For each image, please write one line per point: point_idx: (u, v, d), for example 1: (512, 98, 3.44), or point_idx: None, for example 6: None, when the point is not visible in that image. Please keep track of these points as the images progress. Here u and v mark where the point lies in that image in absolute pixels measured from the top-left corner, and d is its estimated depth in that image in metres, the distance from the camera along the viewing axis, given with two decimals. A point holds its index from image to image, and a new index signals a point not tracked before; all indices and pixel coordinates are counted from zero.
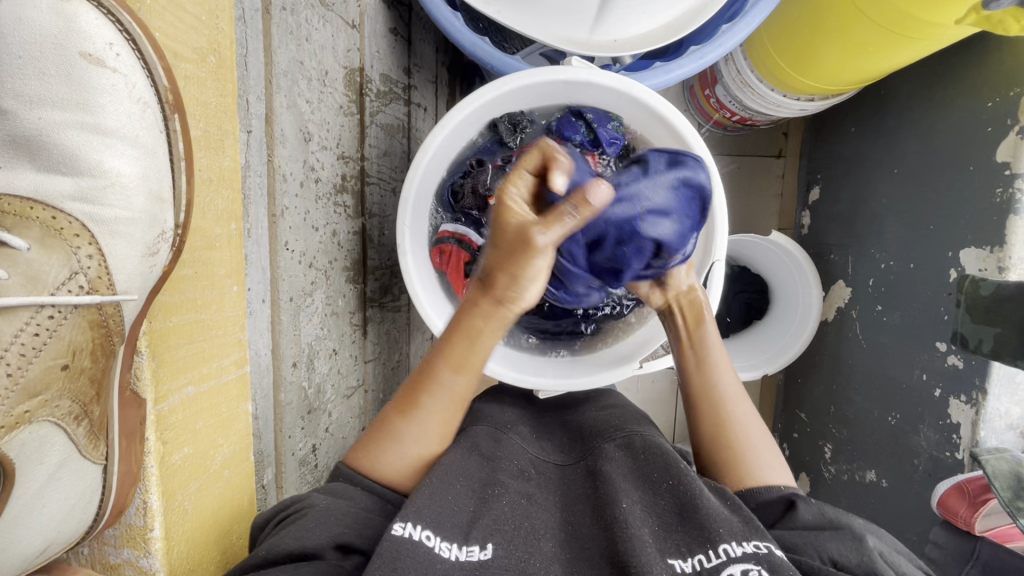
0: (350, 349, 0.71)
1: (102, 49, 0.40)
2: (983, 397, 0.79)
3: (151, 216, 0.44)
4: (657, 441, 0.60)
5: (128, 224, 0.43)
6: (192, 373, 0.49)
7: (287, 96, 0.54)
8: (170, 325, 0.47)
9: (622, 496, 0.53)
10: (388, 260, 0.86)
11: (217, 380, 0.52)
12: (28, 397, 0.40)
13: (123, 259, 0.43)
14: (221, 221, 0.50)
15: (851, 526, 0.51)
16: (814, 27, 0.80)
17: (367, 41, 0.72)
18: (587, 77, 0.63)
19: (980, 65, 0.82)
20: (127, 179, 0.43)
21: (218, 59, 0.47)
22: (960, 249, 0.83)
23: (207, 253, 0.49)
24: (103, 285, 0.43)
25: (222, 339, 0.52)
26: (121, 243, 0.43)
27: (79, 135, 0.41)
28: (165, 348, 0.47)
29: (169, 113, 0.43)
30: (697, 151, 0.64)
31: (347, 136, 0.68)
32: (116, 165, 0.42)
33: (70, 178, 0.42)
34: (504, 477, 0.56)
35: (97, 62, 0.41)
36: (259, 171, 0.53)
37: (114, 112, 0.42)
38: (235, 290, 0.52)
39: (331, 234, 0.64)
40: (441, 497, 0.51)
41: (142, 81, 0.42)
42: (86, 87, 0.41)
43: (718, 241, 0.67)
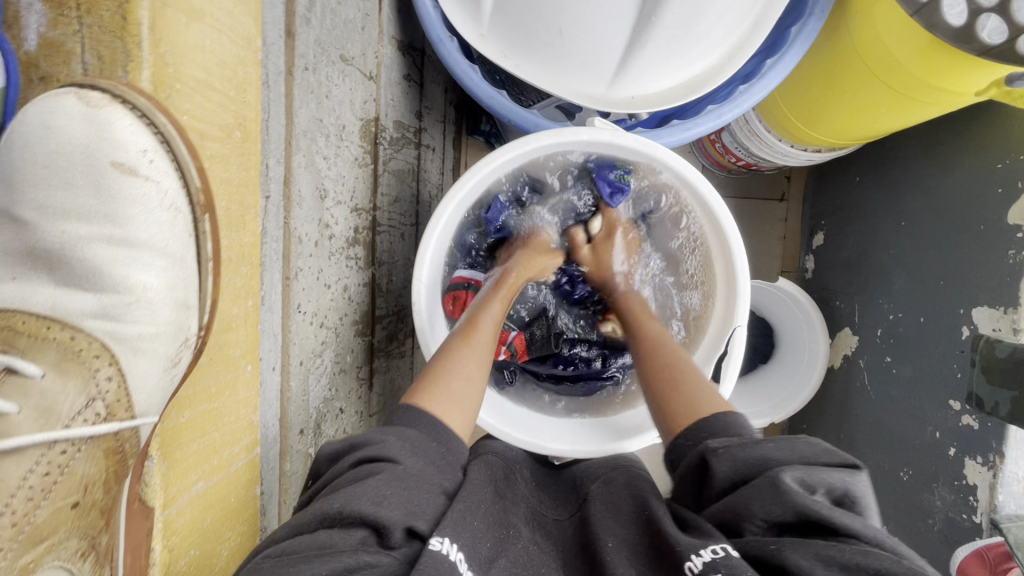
0: (357, 405, 0.68)
1: (135, 157, 0.40)
2: (1000, 460, 0.77)
3: (176, 326, 0.43)
4: (648, 480, 0.58)
5: (151, 339, 0.43)
6: (202, 469, 0.47)
7: (306, 155, 0.52)
8: (183, 421, 0.45)
9: (602, 539, 0.51)
10: (394, 307, 0.84)
11: (228, 471, 0.50)
12: (32, 543, 0.39)
13: (144, 374, 0.43)
14: (239, 299, 0.48)
15: (766, 468, 0.46)
16: (827, 85, 0.81)
17: (383, 91, 0.71)
18: (610, 139, 0.62)
19: (987, 127, 0.82)
20: (153, 292, 0.43)
21: (245, 131, 0.46)
22: (972, 307, 0.83)
23: (224, 336, 0.47)
24: (121, 408, 0.42)
25: (235, 426, 0.49)
26: (143, 359, 0.43)
27: (105, 249, 0.41)
28: (176, 447, 0.45)
29: (199, 215, 0.43)
30: (719, 214, 0.63)
31: (361, 188, 0.66)
32: (143, 279, 0.42)
33: (93, 294, 0.42)
34: (518, 519, 0.54)
35: (129, 171, 0.41)
36: (275, 236, 0.51)
37: (144, 222, 0.41)
38: (249, 369, 0.50)
39: (342, 290, 0.62)
40: (469, 517, 0.48)
41: (174, 187, 0.41)
42: (116, 199, 0.41)
43: (742, 305, 0.64)
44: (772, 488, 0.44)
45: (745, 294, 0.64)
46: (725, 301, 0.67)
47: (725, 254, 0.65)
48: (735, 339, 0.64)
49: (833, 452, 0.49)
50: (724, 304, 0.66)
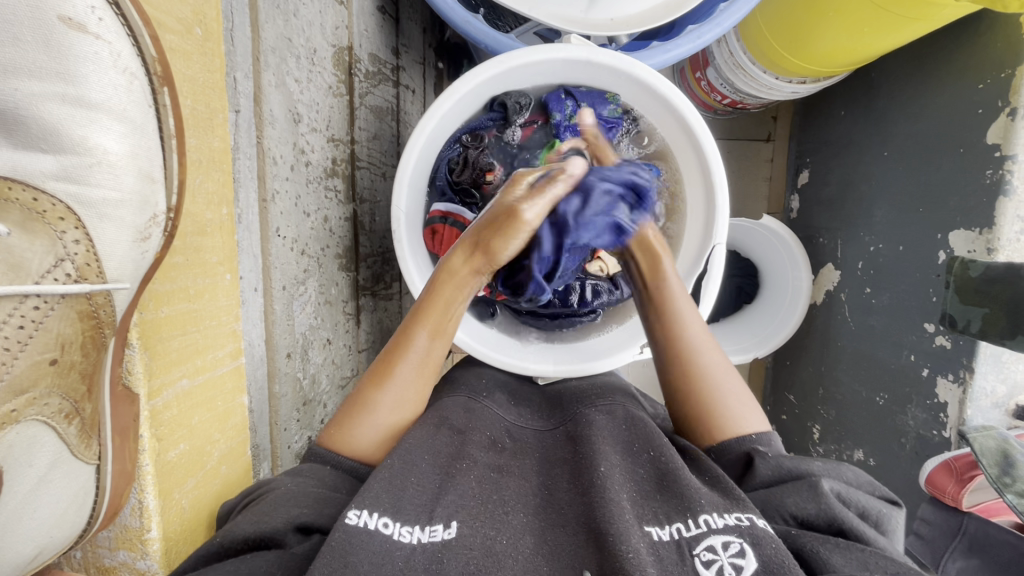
0: (345, 339, 0.69)
1: (82, 13, 0.37)
2: (970, 375, 0.80)
3: (141, 199, 0.41)
4: (641, 416, 0.61)
5: (117, 207, 0.40)
6: (186, 366, 0.48)
7: (275, 74, 0.51)
8: (162, 315, 0.45)
9: (601, 459, 0.53)
10: (379, 247, 0.84)
11: (212, 373, 0.51)
12: (14, 395, 0.37)
13: (113, 243, 0.41)
14: (213, 204, 0.47)
15: (806, 473, 0.51)
16: (808, 7, 0.80)
17: (355, 18, 0.69)
18: (587, 56, 0.61)
19: (970, 47, 0.82)
20: (116, 158, 0.40)
21: (205, 29, 0.45)
22: (949, 230, 0.84)
23: (199, 239, 0.46)
24: (91, 272, 0.40)
25: (217, 330, 0.50)
26: (110, 227, 0.41)
27: (61, 109, 0.38)
28: (157, 340, 0.45)
29: (158, 87, 0.41)
30: (700, 132, 0.63)
31: (337, 118, 0.65)
32: (102, 142, 0.39)
33: (52, 156, 0.39)
34: (475, 448, 0.56)
35: (78, 28, 0.37)
36: (249, 153, 0.50)
37: (97, 82, 0.38)
38: (228, 278, 0.50)
39: (322, 220, 0.61)
40: (402, 480, 0.49)
41: (127, 49, 0.38)
42: (66, 55, 0.37)
43: (721, 224, 0.64)
44: (812, 490, 0.48)
45: (724, 215, 0.64)
46: (703, 221, 0.67)
47: (705, 175, 0.65)
48: (714, 257, 0.65)
49: (876, 486, 0.54)
50: (703, 225, 0.66)
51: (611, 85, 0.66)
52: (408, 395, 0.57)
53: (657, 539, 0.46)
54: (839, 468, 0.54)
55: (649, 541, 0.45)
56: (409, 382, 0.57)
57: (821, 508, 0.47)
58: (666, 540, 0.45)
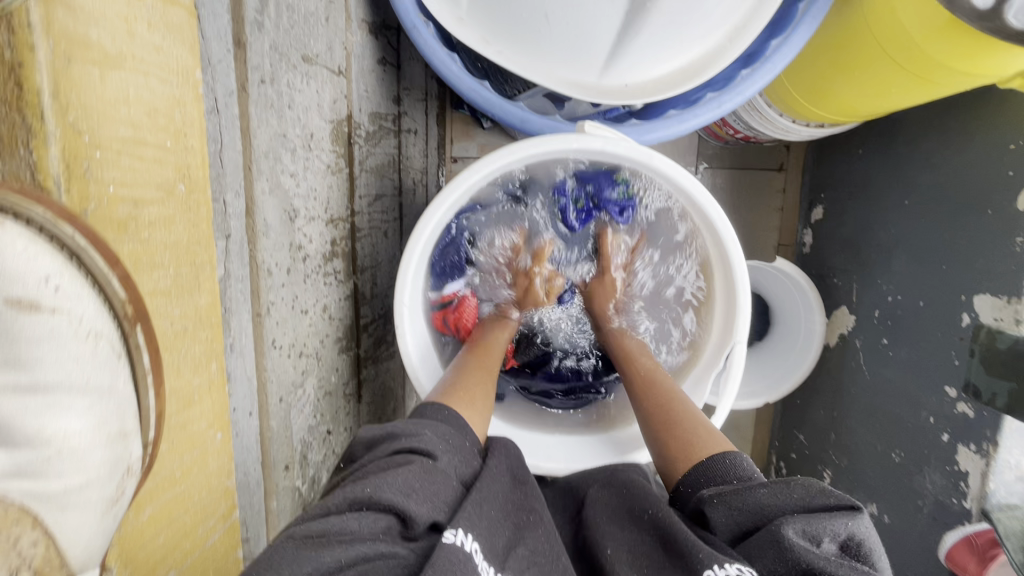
0: (346, 422, 0.66)
1: (35, 288, 0.31)
2: (994, 449, 0.77)
3: (114, 459, 0.35)
4: (639, 477, 0.60)
5: (81, 490, 0.33)
6: (173, 559, 0.43)
7: (269, 178, 0.47)
8: (145, 518, 0.40)
9: (605, 540, 0.52)
10: (381, 309, 0.81)
11: (203, 547, 0.46)
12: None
13: (78, 530, 0.34)
14: (199, 368, 0.43)
15: (769, 518, 0.46)
16: (834, 65, 0.75)
17: (354, 84, 0.65)
18: (603, 148, 0.57)
19: (1001, 106, 0.78)
20: (76, 437, 0.33)
21: (189, 184, 0.40)
22: (974, 293, 0.81)
23: (185, 412, 0.42)
24: (54, 568, 0.33)
25: (207, 498, 0.46)
26: (74, 514, 0.33)
27: (5, 402, 0.31)
28: (139, 547, 0.40)
29: (129, 327, 0.35)
30: (721, 224, 0.60)
31: (335, 197, 0.61)
32: (63, 425, 0.32)
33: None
34: (538, 503, 0.54)
35: (28, 307, 0.30)
36: (240, 276, 0.46)
37: (57, 362, 0.32)
38: (219, 436, 0.46)
39: (321, 311, 0.58)
40: (480, 512, 0.47)
41: (90, 310, 0.33)
42: (11, 341, 0.30)
43: (742, 320, 0.62)
44: (773, 543, 0.43)
45: (745, 309, 0.62)
46: (724, 315, 0.65)
47: (726, 269, 0.62)
48: (734, 356, 0.62)
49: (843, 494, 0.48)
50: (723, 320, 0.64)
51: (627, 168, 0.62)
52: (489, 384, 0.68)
53: None
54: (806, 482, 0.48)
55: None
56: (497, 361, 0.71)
57: (788, 564, 0.42)
58: None
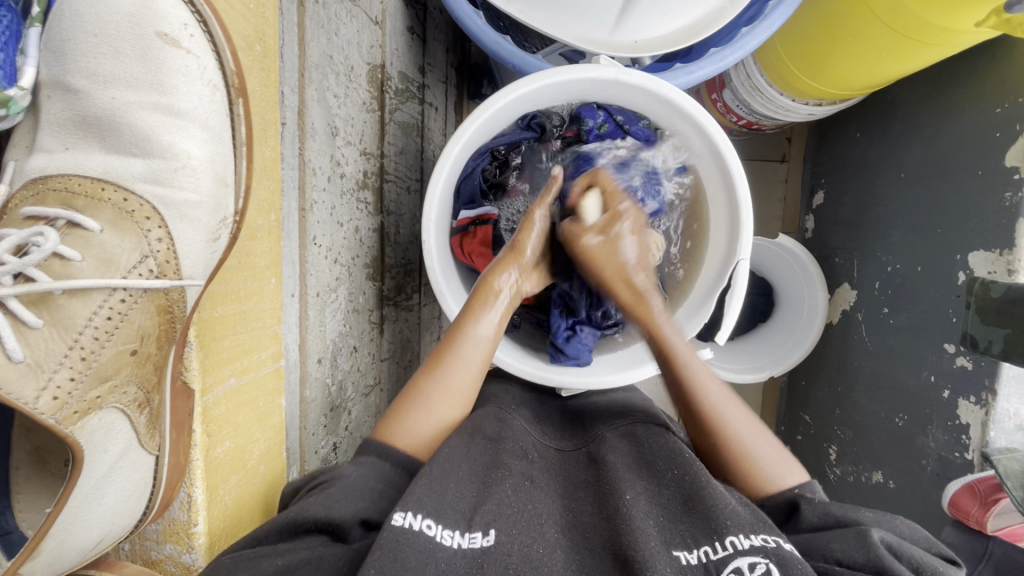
0: (369, 347, 0.70)
1: (177, 29, 0.41)
2: (993, 397, 0.79)
3: (215, 202, 0.44)
4: (659, 431, 0.62)
5: (196, 207, 0.43)
6: (235, 366, 0.49)
7: (318, 90, 0.53)
8: (217, 315, 0.47)
9: (626, 487, 0.53)
10: (402, 258, 0.86)
11: (257, 373, 0.52)
12: (99, 381, 0.40)
13: (190, 242, 0.43)
14: (264, 211, 0.49)
15: (856, 521, 0.50)
16: (827, 33, 0.81)
17: (388, 38, 0.72)
18: (615, 77, 0.63)
19: (986, 74, 0.84)
20: (198, 161, 0.43)
21: (265, 46, 0.47)
22: (969, 251, 0.85)
23: (250, 244, 0.48)
24: (170, 270, 0.43)
25: (261, 332, 0.51)
26: (189, 227, 0.43)
27: (152, 116, 0.41)
28: (212, 338, 0.47)
29: (234, 98, 0.44)
30: (723, 147, 0.64)
31: (369, 133, 0.67)
32: (187, 148, 0.42)
33: (142, 160, 0.42)
34: (509, 458, 0.56)
35: (172, 42, 0.41)
36: (292, 164, 0.52)
37: (187, 92, 0.42)
38: (274, 282, 0.52)
39: (354, 230, 0.63)
40: (442, 485, 0.50)
41: (212, 64, 0.42)
42: (162, 69, 0.41)
43: (746, 240, 0.65)
44: (859, 535, 0.47)
45: (748, 228, 0.65)
46: (728, 235, 0.68)
47: (729, 190, 0.66)
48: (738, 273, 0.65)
49: (932, 544, 0.52)
50: (727, 243, 0.68)
51: (636, 104, 0.68)
52: (454, 385, 0.60)
53: (685, 563, 0.45)
54: (892, 521, 0.53)
55: (677, 566, 0.45)
56: (457, 374, 0.60)
57: (868, 556, 0.45)
58: (694, 564, 0.45)
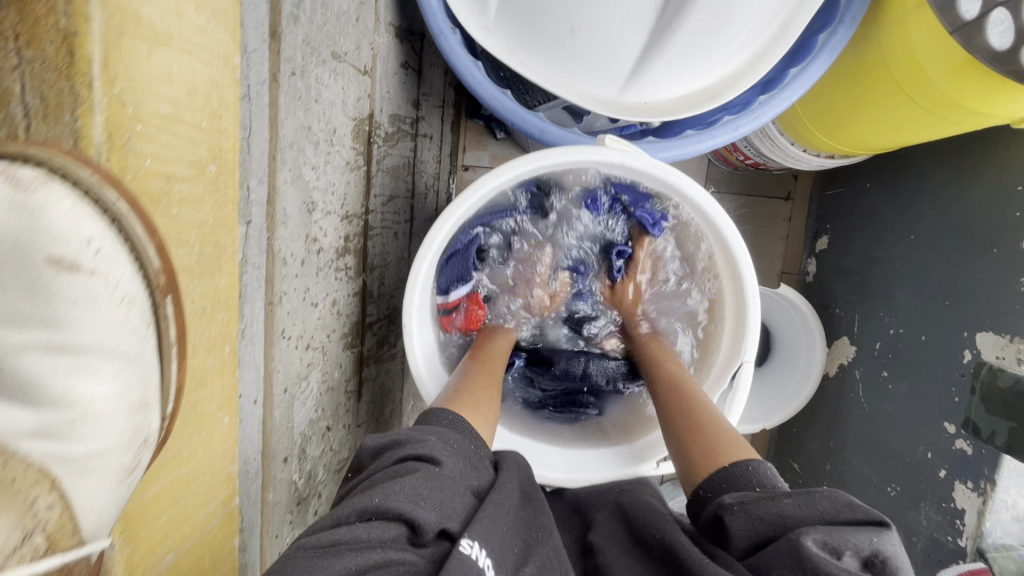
0: (346, 418, 0.67)
1: (77, 249, 0.34)
2: (991, 487, 0.77)
3: (133, 431, 0.38)
4: (647, 499, 0.59)
5: (102, 456, 0.37)
6: (171, 541, 0.43)
7: (291, 169, 0.47)
8: (149, 497, 0.41)
9: (636, 574, 0.52)
10: (386, 309, 0.81)
11: (202, 531, 0.46)
12: None
13: (94, 497, 0.37)
14: (215, 348, 0.43)
15: (787, 527, 0.45)
16: (851, 98, 0.76)
17: (378, 84, 0.66)
18: (622, 160, 0.58)
19: (1010, 146, 0.79)
20: (103, 402, 0.37)
21: (221, 163, 0.40)
22: (977, 331, 0.81)
23: (198, 392, 0.43)
24: (65, 538, 0.35)
25: (208, 485, 0.46)
26: (91, 481, 0.37)
27: (42, 360, 0.35)
28: (140, 527, 0.40)
29: (159, 298, 0.37)
30: (734, 242, 0.60)
31: (352, 193, 0.62)
32: (91, 389, 0.37)
33: (29, 412, 0.36)
34: (545, 521, 0.54)
35: (70, 267, 0.34)
36: (257, 263, 0.46)
37: (86, 326, 0.36)
38: (225, 422, 0.46)
39: (331, 305, 0.58)
40: (494, 525, 0.47)
41: (127, 275, 0.36)
42: (55, 301, 0.34)
43: (751, 340, 0.62)
44: (792, 553, 0.42)
45: (754, 327, 0.62)
46: (733, 330, 0.65)
47: (738, 287, 0.62)
48: (741, 375, 0.62)
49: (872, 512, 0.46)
50: (732, 338, 0.65)
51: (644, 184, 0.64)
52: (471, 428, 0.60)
53: None
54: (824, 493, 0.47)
55: None
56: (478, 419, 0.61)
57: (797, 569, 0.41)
58: None
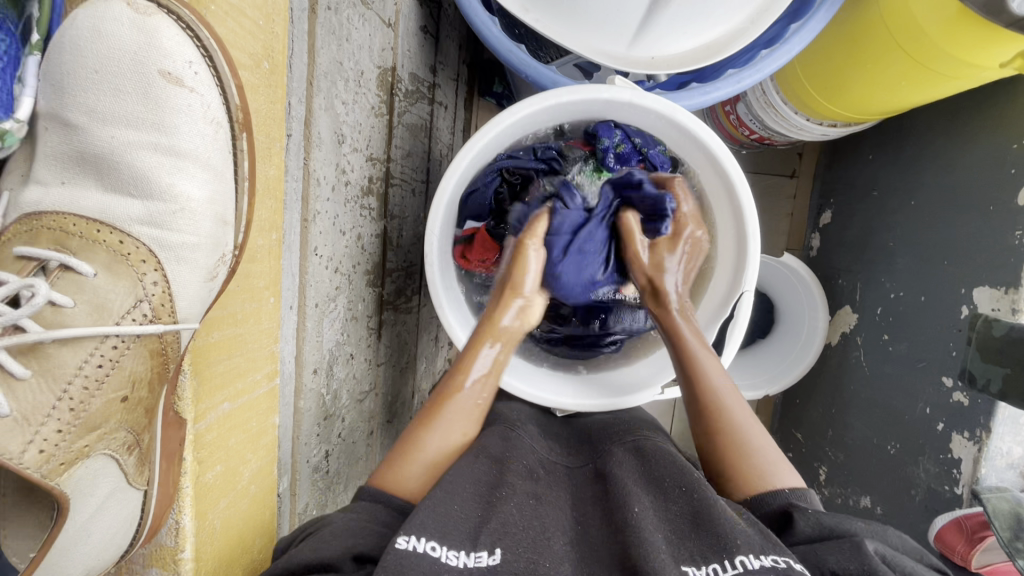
0: (366, 353, 0.71)
1: (180, 67, 0.41)
2: (986, 435, 0.80)
3: (214, 241, 0.44)
4: (669, 452, 0.62)
5: (193, 250, 0.43)
6: (228, 391, 0.50)
7: (325, 98, 0.53)
8: (212, 340, 0.48)
9: (634, 500, 0.53)
10: (404, 261, 0.85)
11: (251, 395, 0.53)
12: (86, 431, 0.41)
13: (186, 284, 0.44)
14: (264, 231, 0.49)
15: (850, 533, 0.49)
16: (848, 59, 0.80)
17: (400, 40, 0.71)
18: (630, 98, 0.63)
19: (1006, 105, 0.82)
20: (197, 203, 0.43)
21: (273, 63, 0.47)
22: (974, 286, 0.84)
23: (249, 266, 0.49)
24: (165, 312, 0.44)
25: (258, 352, 0.52)
26: (185, 269, 0.44)
27: (152, 156, 0.42)
28: (206, 365, 0.48)
29: (237, 133, 0.44)
30: (734, 175, 0.64)
31: (376, 137, 0.66)
32: (186, 189, 0.43)
33: (140, 202, 0.42)
34: (514, 478, 0.57)
35: (175, 81, 0.41)
36: (296, 174, 0.51)
37: (187, 132, 0.42)
38: (272, 302, 0.52)
39: (355, 238, 0.63)
40: (445, 508, 0.50)
41: (215, 101, 0.43)
42: (162, 107, 0.41)
43: (751, 271, 0.66)
44: (856, 549, 0.47)
45: (754, 259, 0.66)
46: (733, 265, 0.69)
47: (738, 222, 0.66)
48: (741, 304, 0.66)
49: (921, 554, 0.52)
50: (733, 270, 0.68)
51: (651, 126, 0.68)
52: (453, 432, 0.61)
53: None
54: (884, 531, 0.53)
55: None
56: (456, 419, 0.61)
57: (862, 566, 0.45)
58: None
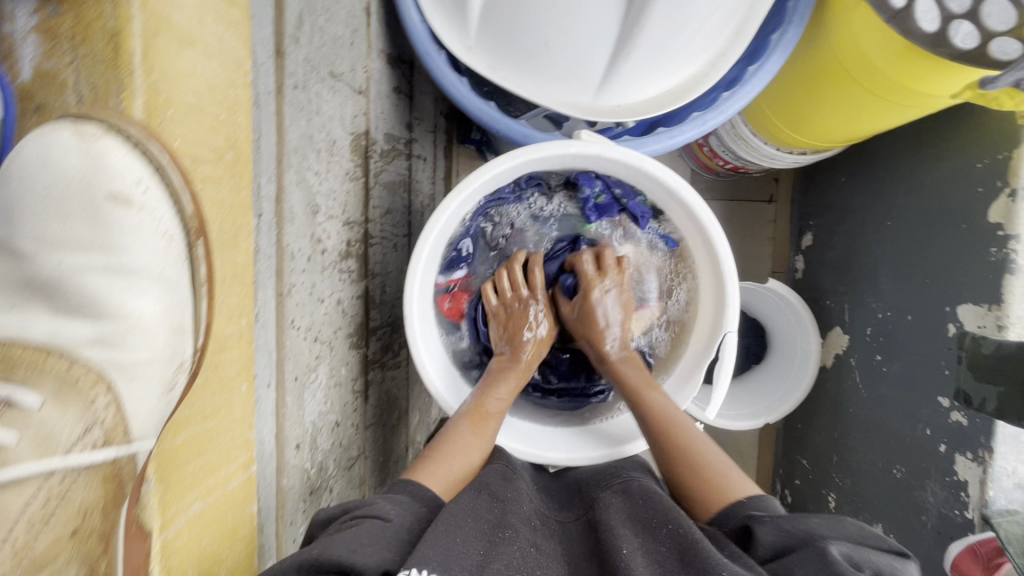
0: (353, 418, 0.71)
1: (129, 187, 0.43)
2: (990, 454, 0.79)
3: (171, 351, 0.46)
4: (654, 488, 0.61)
5: (148, 365, 0.45)
6: (197, 491, 0.51)
7: (296, 173, 0.55)
8: (178, 443, 0.49)
9: (622, 542, 0.53)
10: (388, 317, 0.84)
11: (223, 489, 0.53)
12: (35, 570, 0.39)
13: (141, 402, 0.45)
14: (233, 318, 0.51)
15: (811, 536, 0.49)
16: (806, 91, 0.82)
17: (373, 104, 0.72)
18: (598, 151, 0.64)
19: (967, 128, 0.85)
20: (150, 316, 0.46)
21: (236, 152, 0.48)
22: (957, 304, 0.85)
23: (219, 355, 0.50)
24: (119, 434, 0.44)
25: (230, 445, 0.53)
26: (139, 386, 0.45)
27: (101, 279, 0.44)
28: (172, 470, 0.48)
29: (193, 240, 0.45)
30: (704, 217, 0.65)
31: (352, 202, 0.67)
32: (138, 306, 0.45)
33: (90, 325, 0.45)
34: (515, 520, 0.56)
35: (123, 202, 0.43)
36: (268, 253, 0.54)
37: (138, 250, 0.44)
38: (243, 391, 0.53)
39: (335, 303, 0.63)
40: (448, 541, 0.49)
41: (167, 215, 0.44)
42: (112, 231, 0.44)
43: (732, 312, 0.66)
44: (819, 557, 0.47)
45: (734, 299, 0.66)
46: (715, 305, 0.69)
47: (715, 265, 0.67)
48: (727, 344, 0.66)
49: (881, 538, 0.52)
50: (715, 309, 0.69)
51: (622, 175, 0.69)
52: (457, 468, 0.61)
53: None
54: (839, 521, 0.52)
55: None
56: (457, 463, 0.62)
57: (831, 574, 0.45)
58: None
